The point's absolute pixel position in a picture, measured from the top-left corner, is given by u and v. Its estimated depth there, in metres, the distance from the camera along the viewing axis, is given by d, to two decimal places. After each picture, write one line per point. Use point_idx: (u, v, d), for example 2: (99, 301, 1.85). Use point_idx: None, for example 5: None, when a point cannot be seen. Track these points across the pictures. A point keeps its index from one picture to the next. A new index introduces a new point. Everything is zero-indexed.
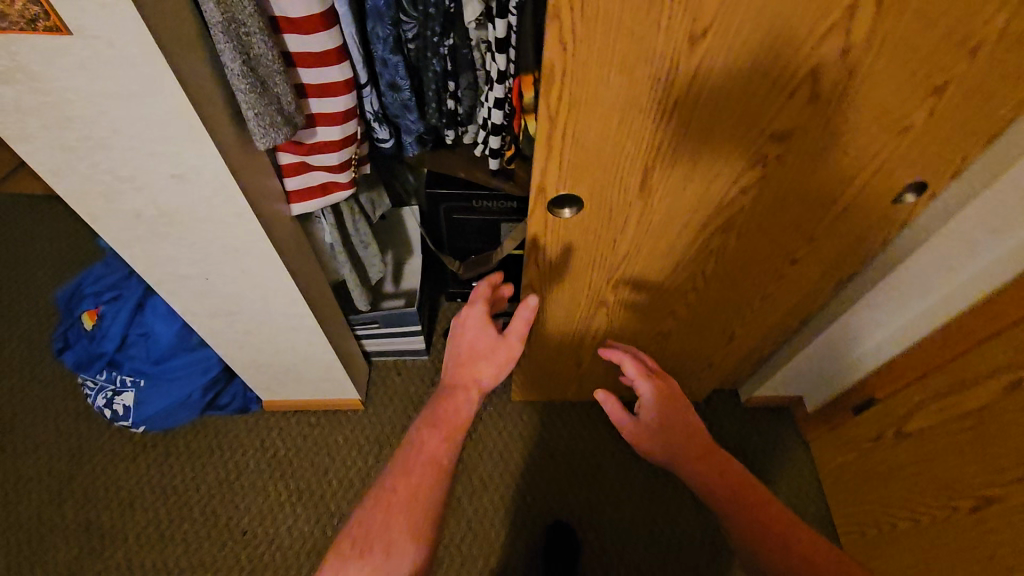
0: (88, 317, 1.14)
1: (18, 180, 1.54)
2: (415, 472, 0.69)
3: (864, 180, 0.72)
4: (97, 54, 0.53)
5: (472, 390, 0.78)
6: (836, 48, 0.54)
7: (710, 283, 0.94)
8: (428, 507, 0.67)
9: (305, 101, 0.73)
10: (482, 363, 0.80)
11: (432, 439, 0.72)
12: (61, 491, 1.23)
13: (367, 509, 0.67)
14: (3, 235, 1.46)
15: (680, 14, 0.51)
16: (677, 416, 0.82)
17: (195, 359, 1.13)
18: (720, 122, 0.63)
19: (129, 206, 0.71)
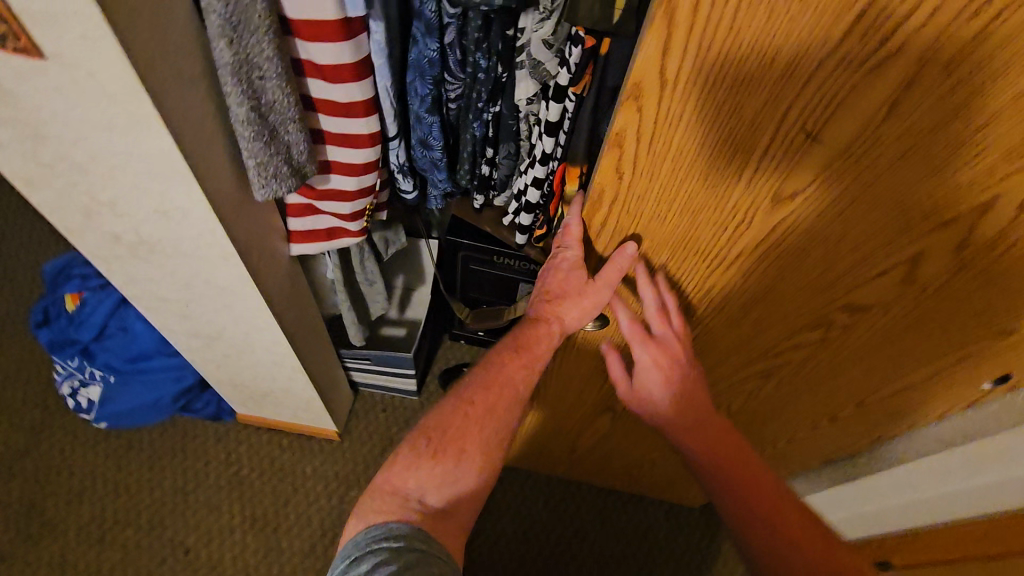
0: (69, 300, 1.11)
1: None
2: (493, 389, 0.59)
3: (948, 361, 0.61)
4: (76, 83, 0.45)
5: (556, 327, 0.61)
6: (954, 237, 0.45)
7: (736, 415, 0.83)
8: (504, 429, 0.59)
9: (321, 147, 0.64)
10: (569, 306, 0.60)
11: (513, 362, 0.61)
12: (13, 466, 1.16)
13: (444, 412, 0.58)
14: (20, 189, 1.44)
15: (768, 172, 0.44)
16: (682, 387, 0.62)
17: (167, 367, 1.10)
18: (787, 281, 0.55)
19: (109, 228, 0.64)
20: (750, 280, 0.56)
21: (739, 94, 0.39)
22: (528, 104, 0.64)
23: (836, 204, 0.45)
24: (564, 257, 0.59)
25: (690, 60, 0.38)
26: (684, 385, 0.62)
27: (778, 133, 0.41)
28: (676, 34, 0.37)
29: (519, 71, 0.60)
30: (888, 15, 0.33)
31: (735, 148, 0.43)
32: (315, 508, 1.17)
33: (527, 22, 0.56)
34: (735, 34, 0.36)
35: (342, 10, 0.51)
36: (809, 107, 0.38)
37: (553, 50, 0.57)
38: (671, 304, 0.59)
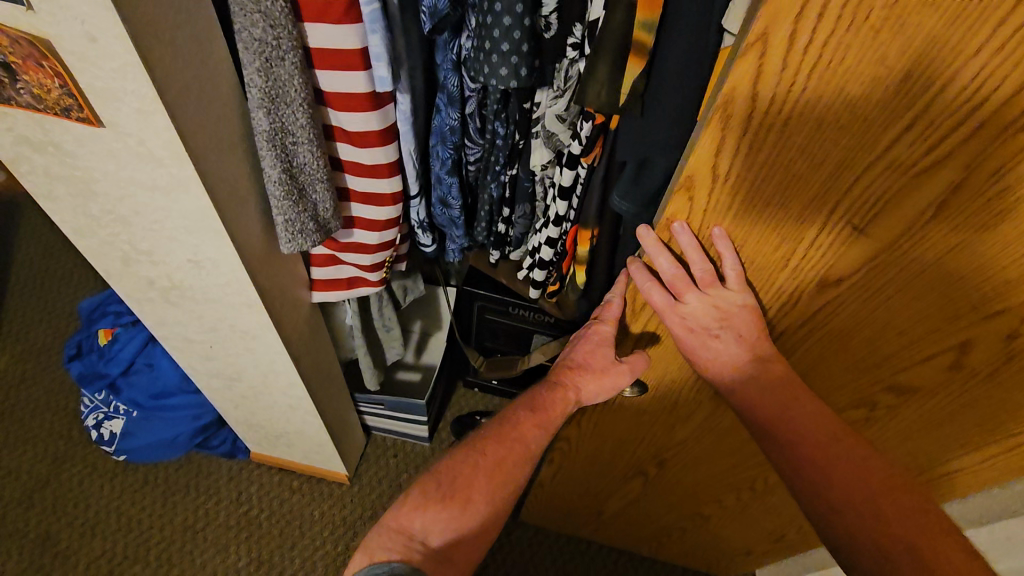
0: (102, 334, 1.17)
1: None
2: (504, 444, 0.60)
3: (992, 452, 0.58)
4: (128, 148, 0.50)
5: (571, 395, 0.64)
6: (1004, 327, 0.46)
7: (773, 488, 0.81)
8: (509, 487, 0.59)
9: (346, 204, 0.68)
10: (587, 377, 0.64)
11: (529, 422, 0.62)
12: (32, 495, 1.19)
13: (458, 459, 0.59)
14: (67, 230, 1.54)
15: (814, 256, 0.48)
16: (720, 354, 0.55)
17: (187, 404, 1.13)
18: (832, 360, 0.57)
19: (143, 274, 0.68)
20: (794, 351, 0.58)
21: (792, 187, 0.44)
22: (543, 169, 0.67)
23: (880, 289, 0.48)
24: (597, 332, 0.64)
25: (744, 153, 0.43)
26: (728, 345, 0.54)
27: (829, 220, 0.45)
28: (729, 131, 0.42)
29: (534, 139, 0.64)
30: (933, 127, 0.37)
31: (780, 228, 0.47)
32: (322, 554, 1.16)
33: (542, 98, 0.60)
34: (790, 131, 0.41)
35: (371, 84, 0.55)
36: (862, 199, 0.42)
37: (566, 123, 0.60)
38: (697, 259, 0.52)
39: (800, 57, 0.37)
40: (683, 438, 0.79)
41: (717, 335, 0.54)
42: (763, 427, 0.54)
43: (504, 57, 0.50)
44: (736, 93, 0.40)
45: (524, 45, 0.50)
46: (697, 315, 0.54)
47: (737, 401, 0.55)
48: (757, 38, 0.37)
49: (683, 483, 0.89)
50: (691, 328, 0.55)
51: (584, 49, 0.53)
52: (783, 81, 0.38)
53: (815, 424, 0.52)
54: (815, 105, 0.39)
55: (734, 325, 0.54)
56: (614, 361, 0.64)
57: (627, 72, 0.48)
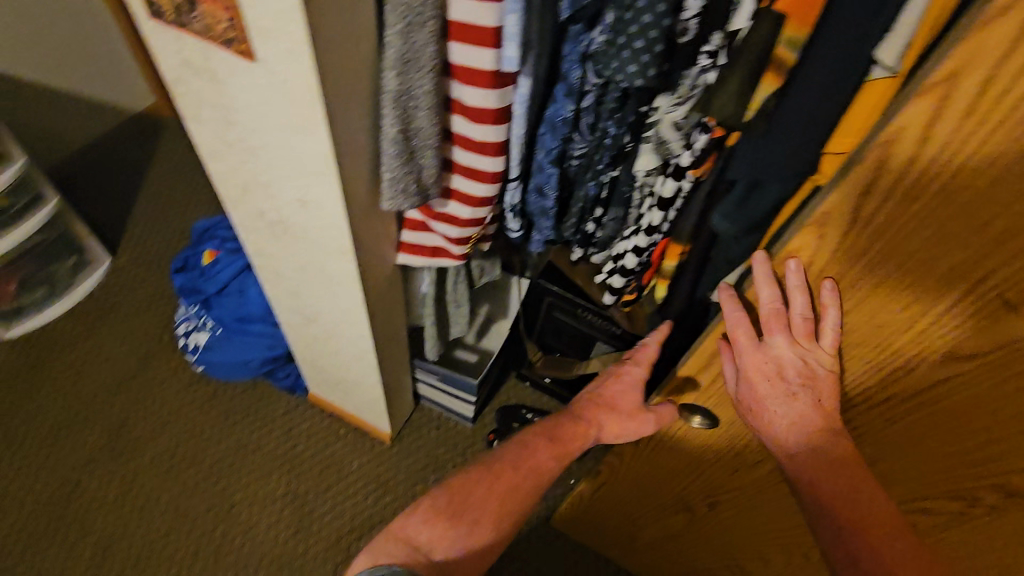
0: (205, 256, 1.28)
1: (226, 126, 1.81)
2: (519, 470, 0.65)
3: None
4: (270, 85, 0.54)
5: (592, 429, 0.71)
6: None
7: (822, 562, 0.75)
8: (516, 511, 0.63)
9: (448, 174, 0.71)
10: (613, 413, 0.72)
11: (546, 447, 0.68)
12: (120, 383, 1.33)
13: (471, 476, 0.63)
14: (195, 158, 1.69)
15: (943, 328, 0.45)
16: (787, 415, 0.54)
17: (265, 334, 1.22)
18: (933, 449, 0.53)
19: (256, 204, 0.73)
20: (862, 420, 0.55)
21: (917, 250, 0.42)
22: (646, 176, 0.67)
23: (1010, 384, 0.44)
24: (629, 373, 0.74)
25: (887, 203, 0.42)
26: (805, 406, 0.53)
27: (969, 294, 0.42)
28: (882, 174, 0.41)
29: (643, 143, 0.64)
30: None
31: (891, 288, 0.45)
32: (353, 504, 1.22)
33: (661, 103, 0.59)
34: (949, 188, 0.39)
35: (498, 64, 0.57)
36: (1014, 281, 0.39)
37: (681, 132, 0.60)
38: (801, 307, 0.51)
39: (991, 102, 0.34)
40: (737, 482, 0.75)
41: (795, 394, 0.53)
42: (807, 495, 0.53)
43: (636, 55, 0.50)
44: (905, 135, 0.38)
45: (658, 46, 0.49)
46: (783, 363, 0.52)
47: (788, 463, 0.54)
48: (943, 78, 0.35)
49: (724, 528, 0.85)
50: (766, 380, 0.54)
51: (717, 60, 0.52)
52: (961, 133, 0.36)
53: (857, 499, 0.51)
54: (987, 164, 0.36)
55: (814, 385, 0.53)
56: (641, 405, 0.73)
57: (760, 88, 0.47)
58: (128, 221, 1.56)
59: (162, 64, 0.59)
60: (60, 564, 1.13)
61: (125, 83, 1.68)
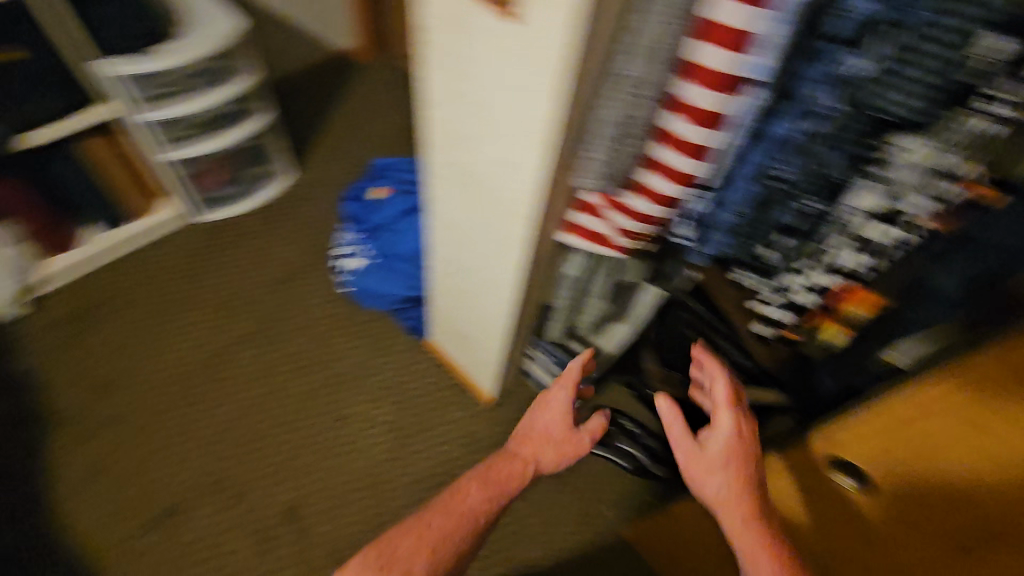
0: (377, 191, 1.40)
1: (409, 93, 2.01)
2: (443, 515, 0.79)
3: None
4: (518, 47, 0.58)
5: (528, 465, 0.88)
6: None
7: None
8: (445, 550, 0.76)
9: (636, 169, 0.70)
10: (548, 447, 0.91)
11: (479, 488, 0.83)
12: (276, 284, 1.51)
13: (400, 532, 0.76)
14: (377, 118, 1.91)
15: None
16: (713, 475, 0.73)
17: (409, 274, 1.33)
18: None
19: (457, 153, 0.79)
20: (885, 489, 0.65)
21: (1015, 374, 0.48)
22: (857, 216, 0.61)
23: None
24: (554, 400, 0.94)
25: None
26: (738, 456, 0.74)
27: None
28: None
29: (866, 182, 0.58)
30: None
31: (947, 399, 0.55)
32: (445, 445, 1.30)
33: (904, 144, 0.53)
34: None
35: (738, 68, 0.53)
36: None
37: (923, 179, 0.54)
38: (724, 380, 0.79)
39: None
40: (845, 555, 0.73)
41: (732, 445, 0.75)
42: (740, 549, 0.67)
43: (907, 84, 0.47)
44: None
45: (933, 81, 0.46)
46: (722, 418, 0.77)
47: (721, 519, 0.71)
48: None
49: None
50: (705, 453, 0.75)
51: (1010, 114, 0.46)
52: None
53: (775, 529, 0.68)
54: None
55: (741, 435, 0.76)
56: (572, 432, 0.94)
57: None
58: (311, 157, 1.79)
59: (423, 12, 0.66)
60: (203, 418, 1.32)
61: (329, 16, 1.94)
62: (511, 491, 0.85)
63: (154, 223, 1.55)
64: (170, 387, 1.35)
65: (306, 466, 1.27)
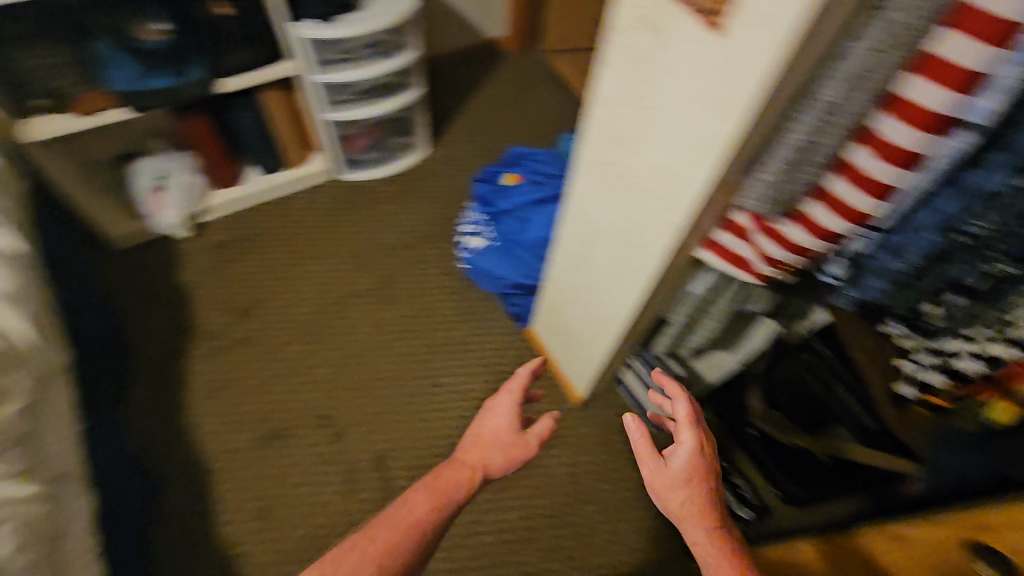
0: (510, 178, 1.45)
1: (544, 91, 2.08)
2: (387, 527, 0.78)
3: None
4: (716, 61, 0.58)
5: (477, 472, 0.88)
6: None
7: None
8: (393, 558, 0.76)
9: (805, 199, 0.66)
10: (494, 452, 0.90)
11: (425, 498, 0.83)
12: (398, 250, 1.62)
13: (344, 547, 0.75)
14: (513, 110, 1.99)
15: None
16: (675, 492, 0.79)
17: (525, 263, 1.37)
18: None
19: (613, 155, 0.81)
20: None
21: None
22: None
23: None
24: (501, 402, 0.95)
25: None
26: (698, 474, 0.79)
27: None
28: None
29: None
30: None
31: None
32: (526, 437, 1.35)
33: None
34: None
35: (959, 111, 0.49)
36: None
37: None
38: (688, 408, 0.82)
39: None
40: None
41: (693, 467, 0.80)
42: (704, 559, 0.74)
43: None
44: None
45: None
46: (689, 441, 0.80)
47: (684, 533, 0.77)
48: None
49: None
50: (670, 470, 0.79)
51: None
52: None
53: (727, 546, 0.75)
54: None
55: (701, 456, 0.80)
56: (519, 433, 0.93)
57: None
58: (447, 135, 1.89)
59: (620, 11, 0.67)
60: (317, 358, 1.44)
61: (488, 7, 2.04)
62: (464, 496, 0.85)
63: (303, 173, 1.70)
64: (294, 324, 1.49)
65: (398, 424, 1.36)
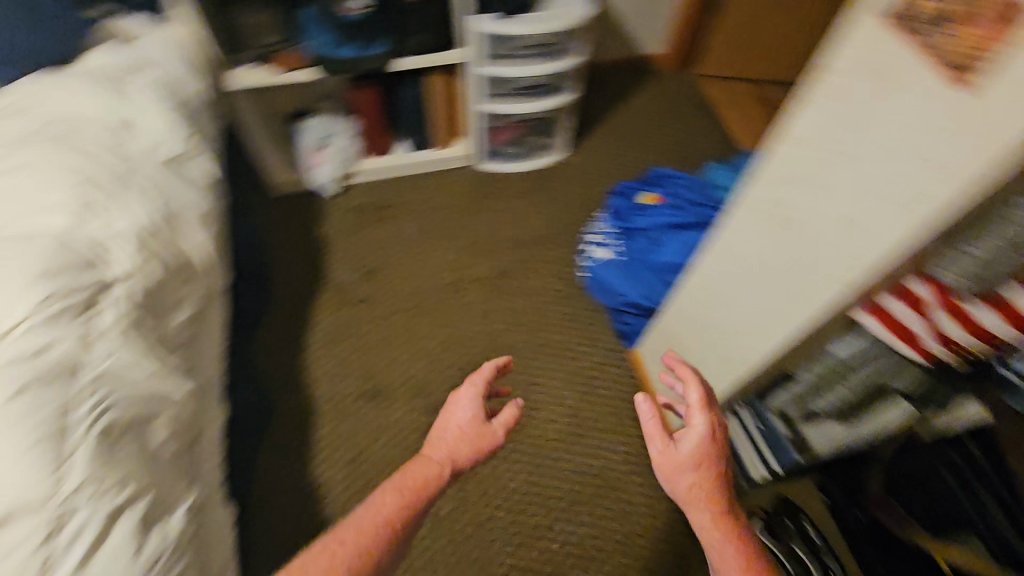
0: (648, 197, 1.44)
1: (694, 114, 2.04)
2: (355, 526, 0.75)
3: None
4: (953, 120, 0.53)
5: (445, 466, 0.86)
6: None
7: None
8: (367, 558, 0.73)
9: (1011, 282, 0.61)
10: (461, 445, 0.89)
11: (391, 496, 0.80)
12: (522, 246, 1.67)
13: (312, 550, 0.71)
14: (658, 129, 1.98)
15: None
16: (682, 472, 0.87)
17: (648, 284, 1.35)
18: None
19: (789, 197, 0.77)
20: None
21: None
22: None
23: None
24: (465, 397, 0.95)
25: None
26: (708, 455, 0.88)
27: None
28: None
29: None
30: None
31: None
32: (613, 454, 1.35)
33: None
34: None
35: None
36: None
37: None
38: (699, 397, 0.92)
39: None
40: None
41: (701, 448, 0.88)
42: (705, 534, 0.81)
43: None
44: None
45: None
46: (699, 425, 0.90)
47: (687, 511, 0.85)
48: None
49: None
50: (679, 451, 0.88)
51: None
52: None
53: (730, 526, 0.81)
54: None
55: (709, 440, 0.89)
56: (486, 422, 0.94)
57: None
58: (589, 143, 1.91)
59: (840, 57, 0.63)
60: (427, 332, 1.51)
61: (652, 23, 2.04)
62: (439, 487, 0.84)
63: (445, 158, 1.80)
64: (412, 296, 1.57)
65: (491, 412, 1.40)
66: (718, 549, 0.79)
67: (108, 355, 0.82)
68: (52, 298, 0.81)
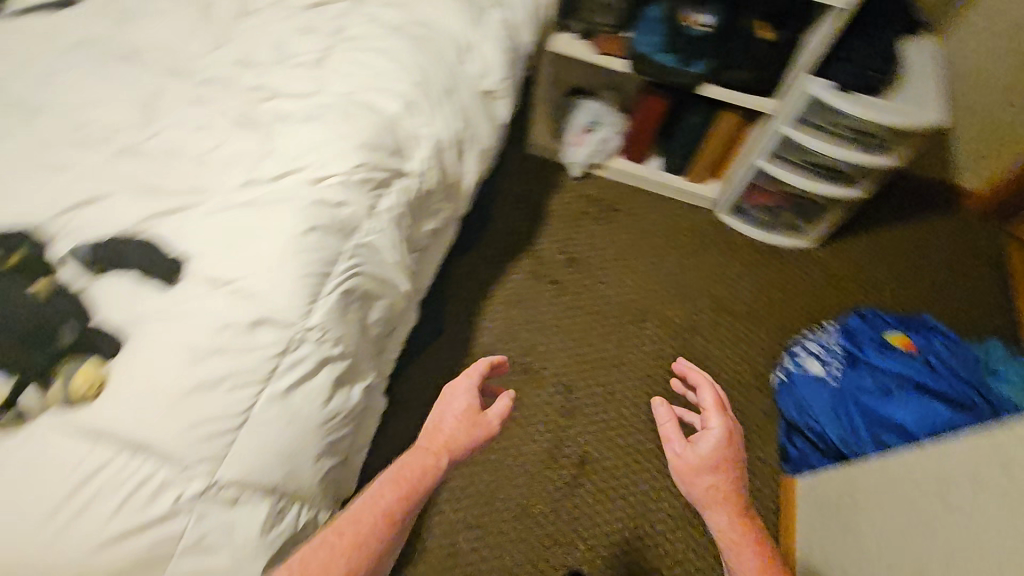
0: (899, 338, 1.27)
1: (983, 270, 1.74)
2: (361, 518, 0.74)
3: None
4: None
5: (440, 458, 0.83)
6: None
7: None
8: (370, 551, 0.72)
9: None
10: (456, 437, 0.86)
11: (389, 487, 0.78)
12: (726, 312, 1.59)
13: (312, 545, 0.70)
14: (931, 267, 1.73)
15: None
16: (700, 478, 0.85)
17: (847, 423, 1.20)
18: None
19: None
20: None
21: None
22: None
23: None
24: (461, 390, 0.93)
25: None
26: (727, 460, 0.86)
27: None
28: None
29: None
30: None
31: None
32: (712, 560, 1.27)
33: None
34: None
35: None
36: None
37: None
38: (715, 403, 0.90)
39: None
40: None
41: (718, 452, 0.86)
42: (722, 538, 0.83)
43: None
44: None
45: None
46: (718, 433, 0.88)
47: (705, 514, 0.85)
48: None
49: None
50: (697, 455, 0.86)
51: None
52: None
53: (750, 538, 0.83)
54: None
55: (725, 445, 0.87)
56: (470, 406, 0.91)
57: None
58: (847, 245, 1.73)
59: None
60: (598, 340, 1.52)
61: (990, 156, 1.75)
62: (435, 479, 0.82)
63: (691, 191, 1.74)
64: (600, 300, 1.58)
65: (617, 446, 1.38)
66: (737, 557, 0.81)
67: (374, 231, 0.94)
68: (362, 166, 0.93)
